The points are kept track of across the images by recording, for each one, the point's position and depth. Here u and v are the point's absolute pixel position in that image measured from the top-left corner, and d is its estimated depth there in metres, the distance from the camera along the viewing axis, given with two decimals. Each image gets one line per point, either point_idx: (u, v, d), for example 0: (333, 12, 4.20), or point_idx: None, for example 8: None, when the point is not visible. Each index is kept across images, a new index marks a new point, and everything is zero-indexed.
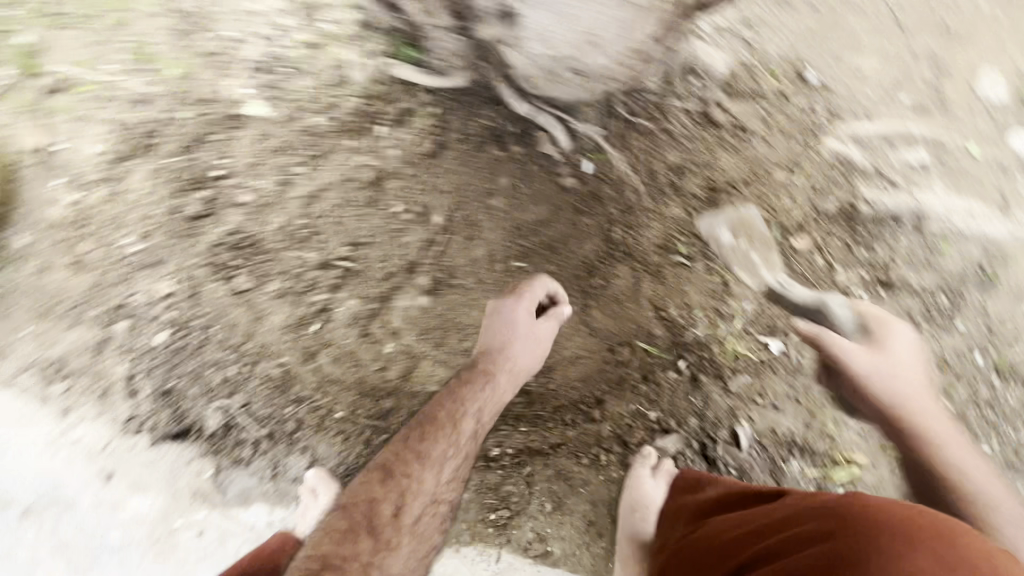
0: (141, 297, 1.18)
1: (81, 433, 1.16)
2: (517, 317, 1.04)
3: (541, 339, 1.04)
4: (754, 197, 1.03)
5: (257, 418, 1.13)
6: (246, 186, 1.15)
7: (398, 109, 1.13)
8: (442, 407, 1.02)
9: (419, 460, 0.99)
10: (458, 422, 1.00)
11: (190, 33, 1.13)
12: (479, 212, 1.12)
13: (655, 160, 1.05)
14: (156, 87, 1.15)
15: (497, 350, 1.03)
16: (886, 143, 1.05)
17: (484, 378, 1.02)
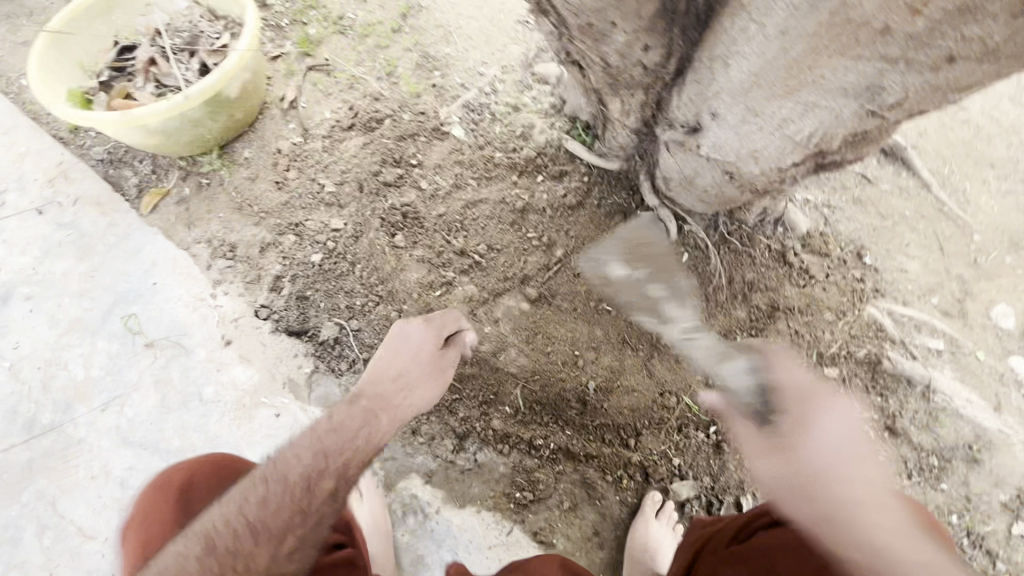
0: (314, 222, 1.48)
1: (222, 303, 1.40)
2: (419, 342, 1.02)
3: (436, 371, 1.02)
4: (804, 323, 1.32)
5: (361, 344, 1.36)
6: (428, 176, 1.51)
7: (559, 169, 1.50)
8: (294, 457, 0.89)
9: (246, 527, 0.83)
10: (314, 481, 0.87)
11: (435, 73, 1.63)
12: (593, 259, 1.42)
13: (737, 271, 1.37)
14: (392, 93, 1.60)
15: (383, 377, 0.99)
16: (913, 325, 1.34)
17: (355, 411, 0.95)
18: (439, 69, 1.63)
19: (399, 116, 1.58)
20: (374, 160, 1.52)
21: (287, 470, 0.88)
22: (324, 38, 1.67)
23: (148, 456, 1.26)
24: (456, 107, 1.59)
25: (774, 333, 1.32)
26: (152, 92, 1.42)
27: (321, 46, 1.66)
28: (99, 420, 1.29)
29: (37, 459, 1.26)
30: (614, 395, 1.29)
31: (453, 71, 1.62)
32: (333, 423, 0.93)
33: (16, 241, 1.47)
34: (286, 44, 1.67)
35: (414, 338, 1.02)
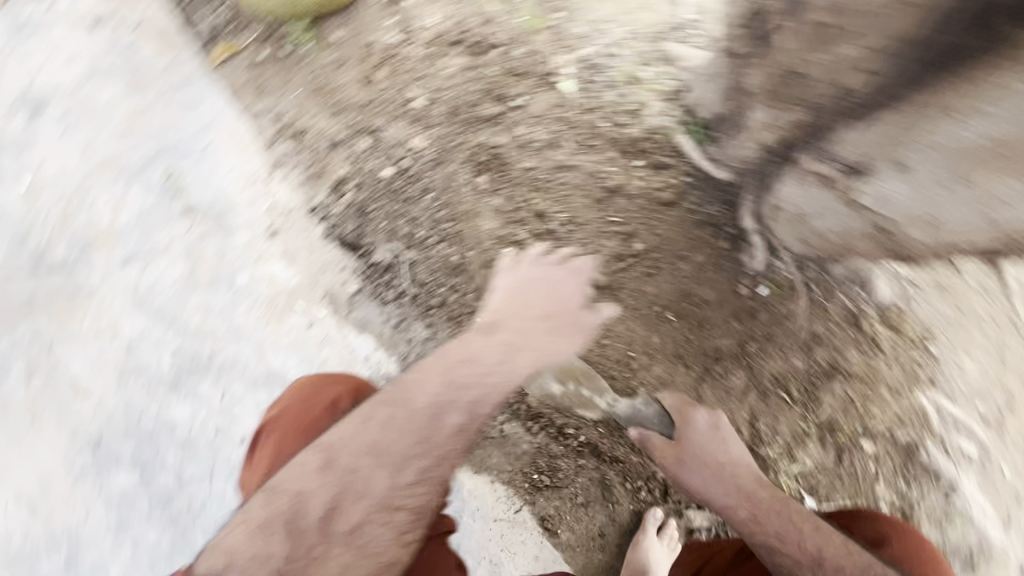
0: (394, 133, 1.35)
1: (276, 190, 1.28)
2: (564, 289, 1.14)
3: (556, 318, 1.11)
4: (858, 391, 1.29)
5: (415, 278, 1.27)
6: (526, 124, 1.37)
7: (663, 159, 1.39)
8: (424, 387, 0.98)
9: (377, 447, 0.94)
10: (437, 415, 0.98)
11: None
12: (670, 264, 1.36)
13: (808, 320, 1.32)
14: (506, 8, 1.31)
15: (517, 312, 1.10)
16: (952, 423, 1.28)
17: (485, 345, 1.05)
18: None
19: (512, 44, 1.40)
20: (471, 83, 1.35)
21: (420, 401, 0.98)
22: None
23: (162, 328, 1.15)
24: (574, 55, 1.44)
25: (827, 392, 1.30)
26: None
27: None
28: (118, 274, 1.17)
29: (40, 297, 1.14)
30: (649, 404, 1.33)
31: None
32: (465, 356, 1.02)
33: (47, 42, 1.25)
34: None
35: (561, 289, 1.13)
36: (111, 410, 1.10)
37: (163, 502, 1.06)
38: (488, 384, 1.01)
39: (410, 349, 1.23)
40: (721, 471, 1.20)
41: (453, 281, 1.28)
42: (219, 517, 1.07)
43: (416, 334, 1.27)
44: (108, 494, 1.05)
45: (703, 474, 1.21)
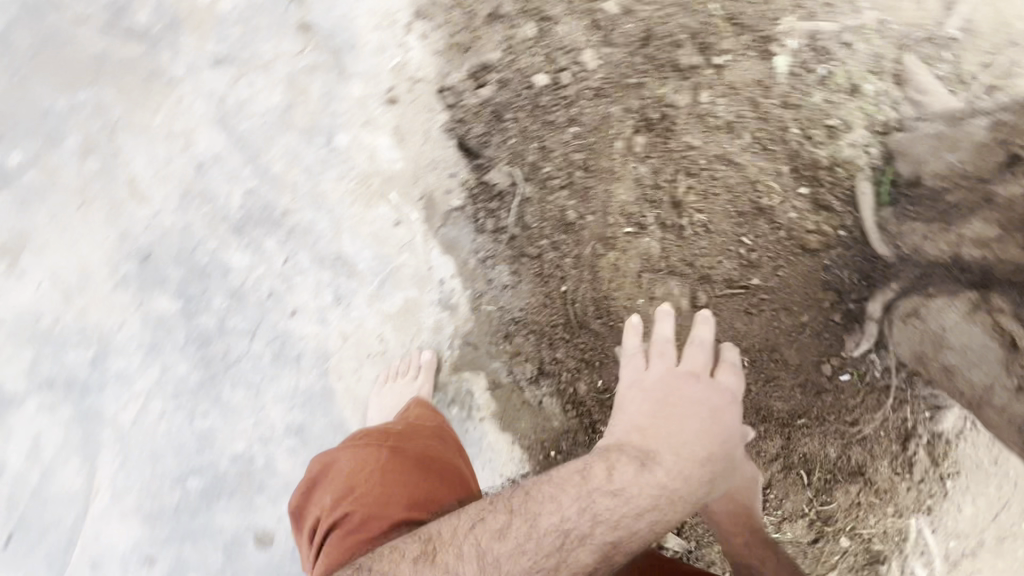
0: (566, 36, 1.09)
1: (410, 45, 1.04)
2: (720, 409, 0.99)
3: (715, 459, 0.93)
4: (867, 498, 1.32)
5: (520, 217, 1.12)
6: (714, 92, 1.14)
7: (830, 199, 1.21)
8: (566, 500, 0.83)
9: (488, 558, 0.79)
10: (573, 541, 0.81)
11: None
12: (774, 311, 1.25)
13: (865, 421, 1.29)
14: None
15: (679, 438, 0.92)
16: (923, 548, 1.36)
17: (640, 476, 0.86)
18: None
19: None
20: (680, 11, 1.10)
21: (559, 519, 0.82)
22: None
23: (240, 158, 1.00)
24: (801, 29, 1.18)
25: (841, 488, 1.33)
26: None
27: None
28: (204, 74, 0.97)
29: (111, 64, 0.95)
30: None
31: None
32: (617, 486, 0.85)
33: None
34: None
35: (717, 404, 0.99)
36: (167, 228, 0.99)
37: (199, 343, 1.02)
38: (626, 523, 0.83)
39: (486, 290, 1.12)
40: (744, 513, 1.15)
41: (558, 238, 1.13)
42: (251, 377, 1.04)
43: (498, 281, 1.13)
44: (146, 313, 1.00)
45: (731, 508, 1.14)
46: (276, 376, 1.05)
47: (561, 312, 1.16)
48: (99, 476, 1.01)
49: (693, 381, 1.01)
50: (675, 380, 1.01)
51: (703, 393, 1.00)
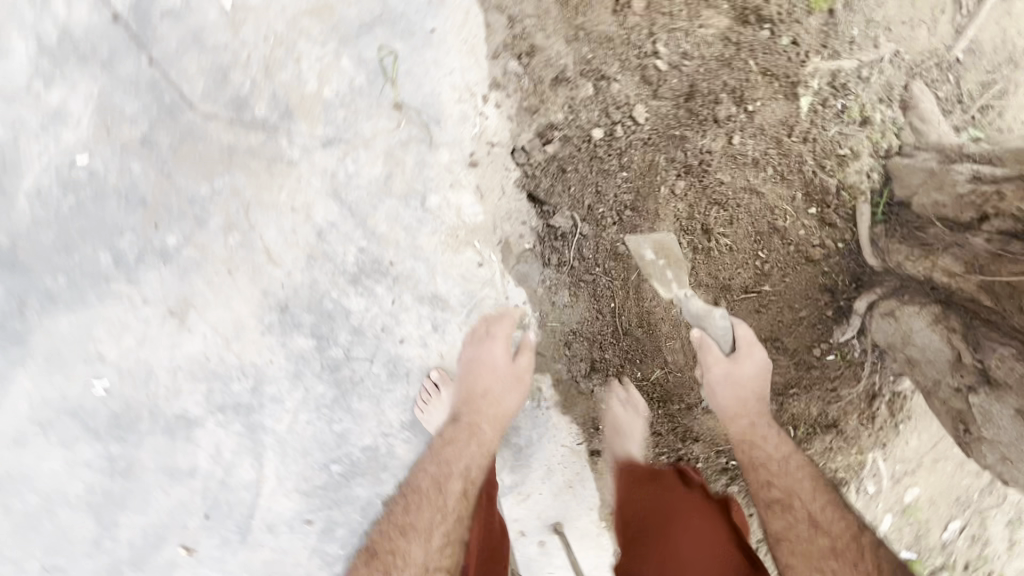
0: (621, 92, 1.24)
1: (488, 113, 1.19)
2: (496, 363, 1.30)
3: (509, 383, 1.29)
4: (838, 441, 1.70)
5: (579, 251, 1.34)
6: (747, 135, 1.31)
7: (832, 217, 1.45)
8: (420, 475, 1.25)
9: (407, 526, 1.19)
10: (442, 481, 1.22)
11: (840, 14, 1.32)
12: (779, 308, 1.53)
13: (842, 387, 1.63)
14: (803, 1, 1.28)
15: (474, 398, 1.29)
16: (871, 470, 1.78)
17: (456, 441, 1.26)
18: (847, 15, 1.32)
19: (778, 32, 1.26)
20: (719, 65, 1.24)
21: (427, 505, 1.21)
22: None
23: (352, 223, 1.19)
24: (826, 67, 1.33)
25: (819, 436, 1.69)
26: None
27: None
28: (316, 155, 1.13)
29: (239, 154, 1.10)
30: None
31: (852, 26, 1.32)
32: (446, 444, 1.26)
33: None
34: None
35: (488, 364, 1.30)
36: (299, 283, 1.21)
37: (332, 368, 1.28)
38: (462, 455, 1.24)
39: (551, 309, 1.38)
40: (748, 402, 1.34)
41: (610, 266, 1.37)
42: (372, 391, 1.32)
43: (559, 301, 1.38)
44: (289, 350, 1.25)
45: (728, 395, 1.34)
46: (391, 388, 1.33)
47: (610, 324, 1.41)
48: (267, 468, 1.32)
49: (477, 349, 1.32)
50: (471, 352, 1.32)
51: (481, 362, 1.30)
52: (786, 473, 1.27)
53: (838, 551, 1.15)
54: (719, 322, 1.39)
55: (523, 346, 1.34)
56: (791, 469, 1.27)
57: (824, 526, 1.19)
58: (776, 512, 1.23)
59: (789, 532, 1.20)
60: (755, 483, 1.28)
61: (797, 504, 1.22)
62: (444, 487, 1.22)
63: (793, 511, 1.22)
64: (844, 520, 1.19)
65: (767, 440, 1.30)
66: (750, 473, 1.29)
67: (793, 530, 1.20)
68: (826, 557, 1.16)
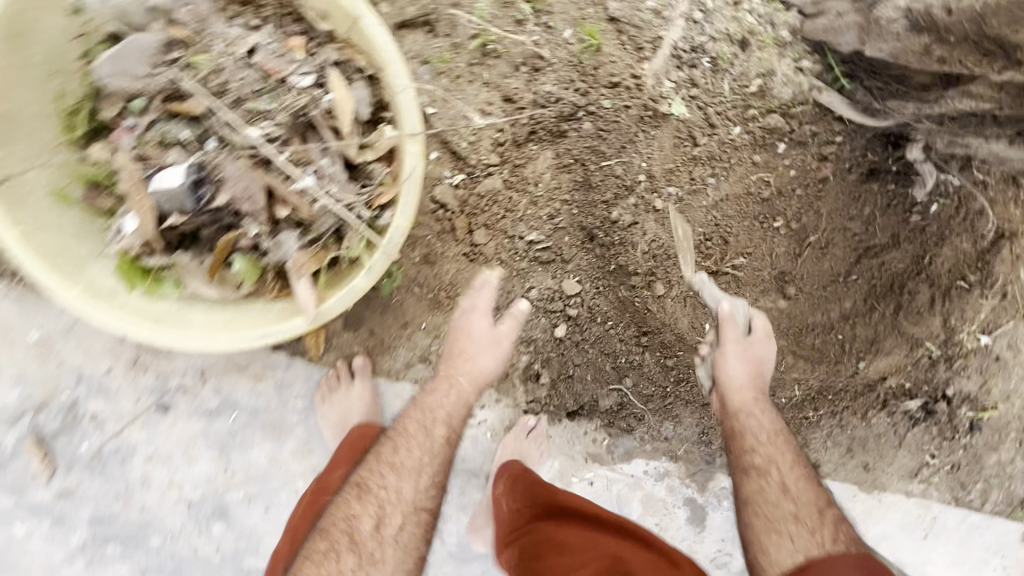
0: (540, 290, 1.18)
1: (484, 418, 1.25)
2: (473, 327, 1.08)
3: (499, 350, 1.09)
4: None
5: (642, 397, 1.29)
6: (664, 192, 1.16)
7: (809, 131, 1.20)
8: (403, 429, 1.02)
9: (398, 473, 0.98)
10: (429, 425, 1.02)
11: (619, 8, 1.08)
12: (838, 232, 1.28)
13: (977, 211, 1.27)
14: (572, 48, 1.07)
15: (450, 354, 1.08)
16: None
17: (440, 384, 1.06)
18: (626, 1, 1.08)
19: (595, 105, 1.09)
20: (584, 190, 1.13)
21: (416, 443, 1.01)
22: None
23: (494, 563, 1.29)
24: (662, 60, 1.10)
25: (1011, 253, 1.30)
26: (299, 248, 0.81)
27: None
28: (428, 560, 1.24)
29: None
30: (858, 367, 1.37)
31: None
32: (429, 403, 1.04)
33: (169, 454, 1.07)
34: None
35: (472, 333, 1.07)
36: None
37: None
38: (454, 412, 1.04)
39: (666, 442, 1.33)
40: (756, 380, 1.18)
41: (676, 378, 1.29)
42: None
43: (670, 433, 1.33)
44: None
45: (735, 371, 1.17)
46: None
47: None
48: None
49: (462, 319, 1.08)
50: (455, 315, 1.11)
51: (461, 331, 1.08)
52: (774, 444, 1.14)
53: (800, 521, 1.04)
54: (739, 308, 1.22)
55: (505, 316, 1.10)
56: (777, 440, 1.14)
57: (792, 502, 1.07)
58: (749, 473, 1.12)
59: (765, 496, 1.09)
60: (743, 452, 1.14)
61: (773, 473, 1.10)
62: (433, 423, 1.02)
63: (767, 479, 1.10)
64: (816, 494, 1.09)
65: (769, 420, 1.16)
66: (736, 441, 1.15)
67: (766, 496, 1.09)
68: (787, 520, 1.05)
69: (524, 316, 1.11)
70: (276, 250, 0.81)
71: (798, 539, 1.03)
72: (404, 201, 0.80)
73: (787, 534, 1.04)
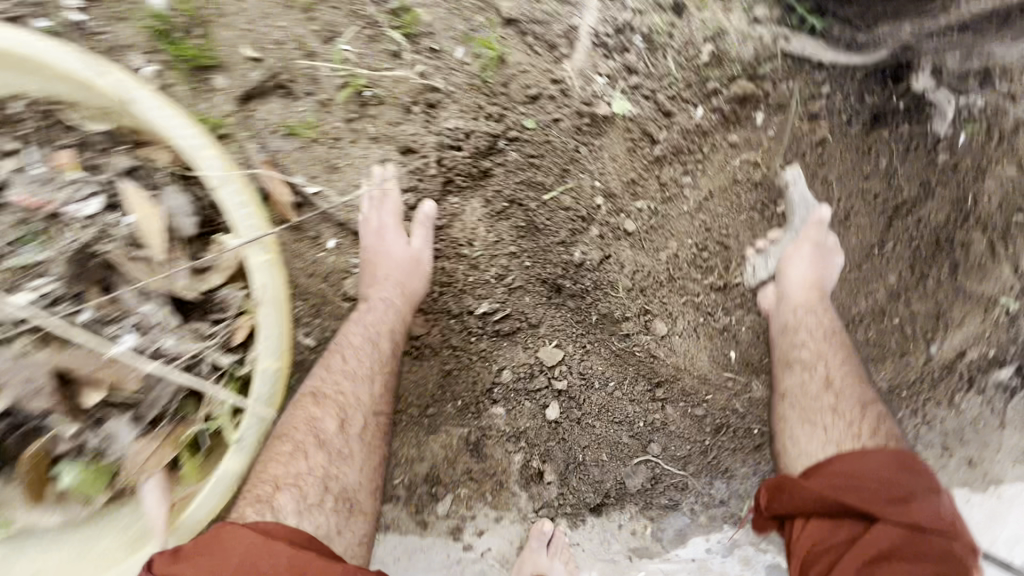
0: (512, 370, 0.93)
1: (487, 545, 0.95)
2: (385, 244, 0.82)
3: (419, 267, 0.84)
4: None
5: (678, 464, 1.00)
6: (632, 210, 0.92)
7: (787, 90, 0.96)
8: (347, 344, 0.80)
9: (344, 389, 0.78)
10: (372, 333, 0.80)
11: (515, 7, 0.86)
12: (857, 198, 1.01)
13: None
14: (467, 68, 0.85)
15: (368, 270, 0.83)
16: None
17: (373, 305, 0.81)
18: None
19: (516, 128, 0.86)
20: (532, 236, 0.89)
21: (362, 353, 0.79)
22: (235, 48, 0.78)
23: None
24: (583, 53, 0.88)
25: None
26: (137, 437, 0.61)
27: (256, 58, 0.79)
28: None
29: None
30: (931, 350, 1.06)
31: None
32: (359, 317, 0.81)
33: None
34: (180, 99, 0.78)
35: (385, 257, 0.82)
36: None
37: None
38: (388, 328, 0.81)
39: (724, 507, 1.02)
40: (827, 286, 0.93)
41: (714, 428, 1.00)
42: None
43: (726, 499, 1.02)
44: None
45: (808, 270, 0.92)
46: None
47: None
48: None
49: (375, 236, 0.83)
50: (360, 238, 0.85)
51: (371, 254, 0.82)
52: (828, 341, 0.91)
53: (841, 414, 0.85)
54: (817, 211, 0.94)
55: (413, 225, 0.85)
56: (834, 339, 0.91)
57: (834, 395, 0.88)
58: (794, 366, 0.90)
59: (806, 389, 0.88)
60: (787, 342, 0.92)
61: (823, 369, 0.89)
62: (371, 326, 0.80)
63: (817, 377, 0.88)
64: (859, 387, 0.88)
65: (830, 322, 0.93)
66: (788, 335, 0.92)
67: (812, 392, 0.88)
68: (824, 413, 0.86)
69: (432, 219, 0.85)
70: (111, 449, 0.61)
71: (836, 431, 0.84)
72: (265, 333, 0.58)
73: (821, 426, 0.85)
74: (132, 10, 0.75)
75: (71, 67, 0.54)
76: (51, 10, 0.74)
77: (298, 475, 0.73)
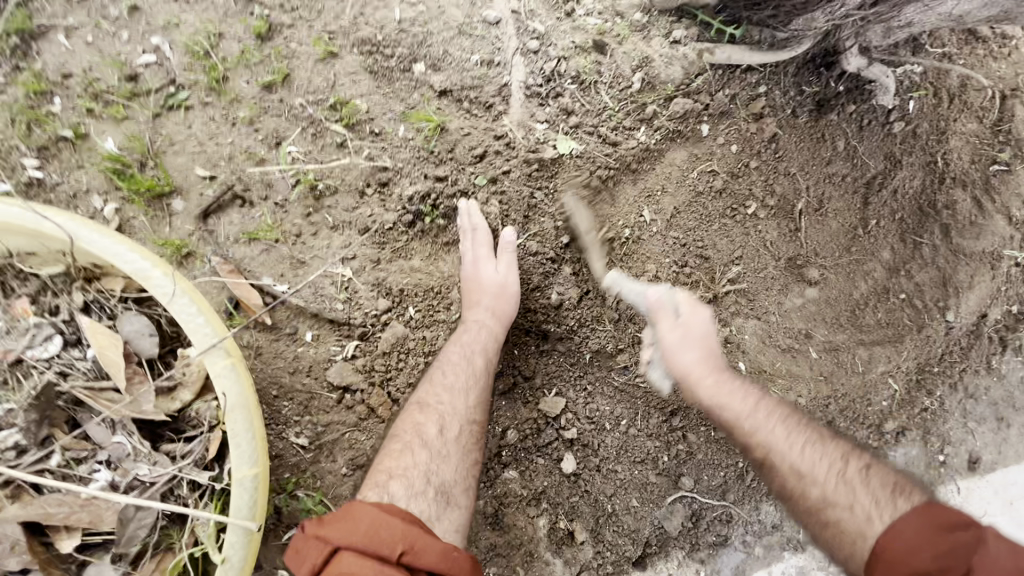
0: (516, 428, 0.89)
1: None
2: (477, 269, 0.85)
3: (507, 292, 0.84)
4: None
5: (715, 493, 0.93)
6: (600, 242, 0.92)
7: (725, 97, 0.98)
8: (448, 359, 0.81)
9: (449, 400, 0.78)
10: (472, 352, 0.81)
11: (445, 80, 0.90)
12: (825, 184, 1.00)
13: (967, 90, 1.00)
14: (410, 143, 0.88)
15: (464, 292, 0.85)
16: None
17: (469, 326, 0.83)
18: (450, 66, 0.90)
19: (469, 187, 0.88)
20: None
21: (461, 368, 0.80)
22: (189, 172, 0.82)
23: None
24: (518, 107, 0.91)
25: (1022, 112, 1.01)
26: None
27: (210, 176, 0.83)
28: None
29: None
30: (950, 317, 1.01)
31: (464, 59, 0.91)
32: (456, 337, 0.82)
33: None
34: (141, 229, 0.81)
35: (476, 283, 0.84)
36: None
37: None
38: (482, 349, 0.82)
39: (777, 530, 0.93)
40: (710, 351, 0.81)
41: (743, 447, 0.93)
42: None
43: (777, 520, 0.94)
44: None
45: (684, 353, 0.80)
46: None
47: None
48: None
49: (472, 267, 0.85)
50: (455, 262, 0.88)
51: (466, 280, 0.85)
52: (761, 417, 0.76)
53: (846, 481, 0.69)
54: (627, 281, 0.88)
55: (499, 251, 0.86)
56: (761, 408, 0.77)
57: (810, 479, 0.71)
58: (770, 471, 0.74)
59: (795, 490, 0.72)
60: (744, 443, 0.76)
61: (781, 460, 0.73)
62: (469, 343, 0.82)
63: (792, 474, 0.72)
64: (818, 444, 0.74)
65: (741, 394, 0.79)
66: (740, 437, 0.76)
67: (803, 490, 0.71)
68: (831, 509, 0.68)
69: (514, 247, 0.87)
70: None
71: (859, 506, 0.67)
72: (236, 436, 0.58)
73: (838, 528, 0.67)
74: (88, 157, 0.80)
75: (16, 218, 0.58)
76: (12, 173, 0.79)
77: (406, 467, 0.73)
